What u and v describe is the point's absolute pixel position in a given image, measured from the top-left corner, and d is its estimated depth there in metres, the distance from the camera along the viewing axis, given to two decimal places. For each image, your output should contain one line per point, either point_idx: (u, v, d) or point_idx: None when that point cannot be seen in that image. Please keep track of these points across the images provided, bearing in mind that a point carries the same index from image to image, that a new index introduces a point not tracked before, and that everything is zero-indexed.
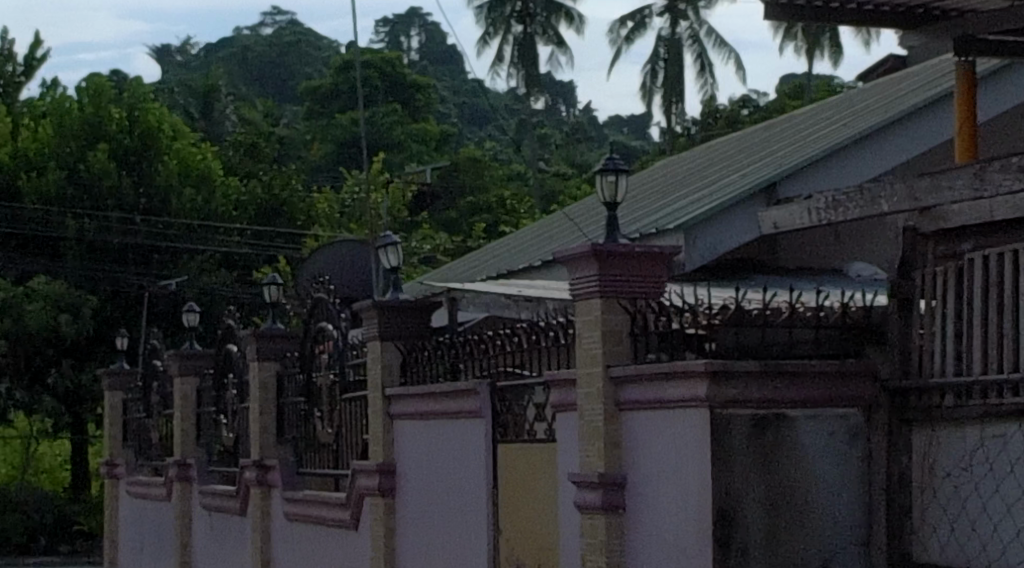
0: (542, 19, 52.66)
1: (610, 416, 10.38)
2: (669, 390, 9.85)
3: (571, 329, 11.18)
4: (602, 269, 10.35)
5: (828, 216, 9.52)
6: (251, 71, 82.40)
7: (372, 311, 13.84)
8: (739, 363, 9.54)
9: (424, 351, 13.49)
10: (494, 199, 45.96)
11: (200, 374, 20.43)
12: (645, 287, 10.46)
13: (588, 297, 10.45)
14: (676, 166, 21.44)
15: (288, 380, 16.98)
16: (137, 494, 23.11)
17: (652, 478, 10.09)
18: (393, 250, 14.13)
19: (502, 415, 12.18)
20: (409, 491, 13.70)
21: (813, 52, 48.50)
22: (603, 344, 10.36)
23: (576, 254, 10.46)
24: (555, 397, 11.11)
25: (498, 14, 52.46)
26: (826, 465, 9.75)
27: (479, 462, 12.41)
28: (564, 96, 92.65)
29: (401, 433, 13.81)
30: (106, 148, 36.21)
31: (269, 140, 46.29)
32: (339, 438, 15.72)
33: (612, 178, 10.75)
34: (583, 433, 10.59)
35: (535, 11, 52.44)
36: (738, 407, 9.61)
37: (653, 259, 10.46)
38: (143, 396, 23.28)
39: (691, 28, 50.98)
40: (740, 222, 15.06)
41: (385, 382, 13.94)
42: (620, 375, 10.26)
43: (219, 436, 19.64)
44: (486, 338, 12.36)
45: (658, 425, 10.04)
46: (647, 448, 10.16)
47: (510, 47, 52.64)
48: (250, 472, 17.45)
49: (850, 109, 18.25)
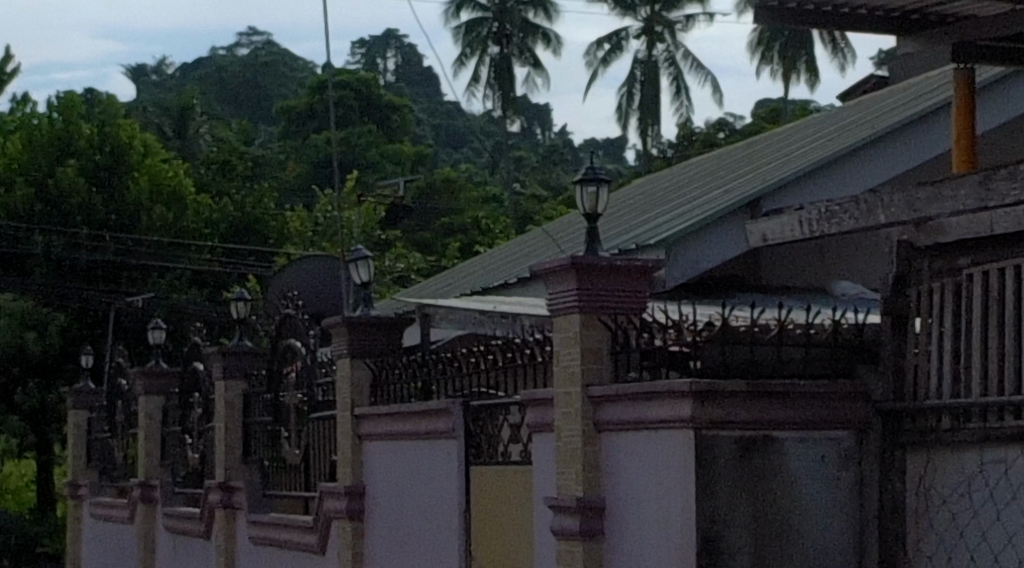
0: (518, 40, 52.33)
1: (589, 438, 9.90)
2: (651, 411, 9.37)
3: (548, 347, 10.70)
4: (581, 283, 9.89)
5: (820, 228, 8.94)
6: (225, 91, 82.04)
7: (341, 328, 13.35)
8: (725, 383, 9.06)
9: (395, 370, 12.99)
10: (469, 221, 45.62)
11: (165, 393, 19.88)
12: (626, 301, 9.99)
13: (566, 313, 9.99)
14: (654, 184, 21.00)
15: (256, 399, 16.46)
16: (99, 516, 22.54)
17: (634, 503, 9.60)
18: (363, 265, 13.63)
19: (475, 436, 11.67)
20: (378, 514, 13.18)
21: (792, 76, 48.12)
22: (581, 362, 9.88)
23: (554, 268, 10.00)
24: (531, 417, 10.62)
25: (475, 35, 52.04)
26: (814, 490, 9.27)
27: (450, 484, 11.91)
28: (540, 121, 92.51)
29: (370, 454, 13.30)
30: (76, 165, 35.88)
31: (243, 157, 45.83)
32: (307, 460, 15.19)
33: (592, 189, 10.26)
34: (560, 455, 10.10)
35: (512, 32, 52.12)
36: (724, 429, 9.13)
37: (635, 272, 9.99)
38: (108, 415, 22.73)
39: (668, 50, 50.57)
40: (725, 239, 14.61)
41: (355, 401, 13.43)
42: (600, 394, 9.78)
43: (184, 457, 19.10)
44: (459, 356, 11.86)
45: (640, 447, 9.55)
46: (627, 470, 9.68)
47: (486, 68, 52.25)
48: (215, 494, 16.91)
49: (836, 125, 17.81)
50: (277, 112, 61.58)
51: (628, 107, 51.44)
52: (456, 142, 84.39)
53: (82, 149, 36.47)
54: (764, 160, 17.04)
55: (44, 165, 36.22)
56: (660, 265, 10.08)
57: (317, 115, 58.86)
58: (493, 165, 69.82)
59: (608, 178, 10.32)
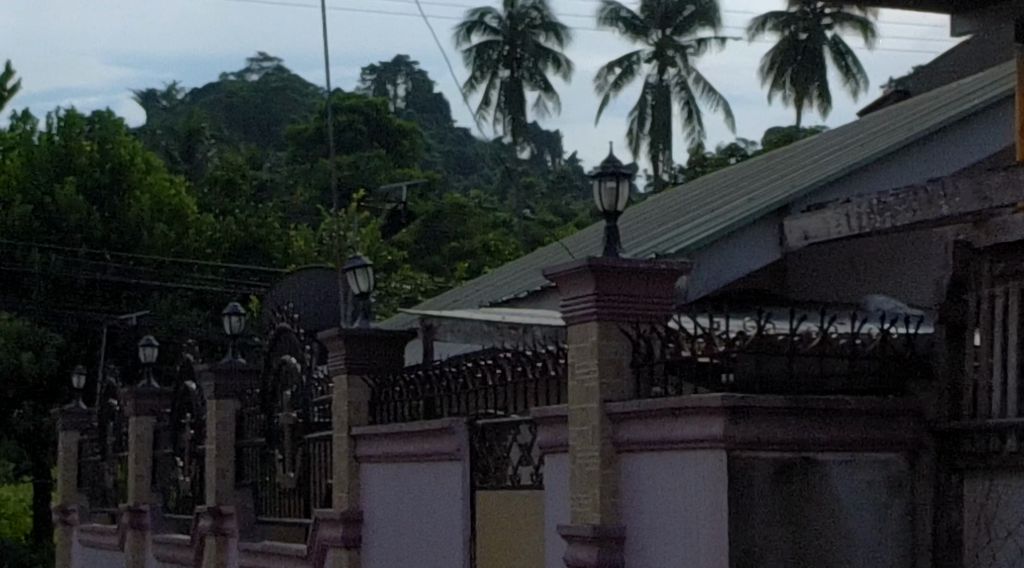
0: (529, 64, 51.22)
1: (608, 460, 8.92)
2: (679, 430, 8.37)
3: (561, 361, 9.74)
4: (598, 289, 8.94)
5: (868, 223, 7.87)
6: (235, 117, 81.21)
7: (338, 341, 12.39)
8: (759, 398, 8.05)
9: (396, 387, 12.02)
10: (479, 245, 44.67)
11: (156, 413, 18.88)
12: (651, 310, 9.05)
13: (583, 323, 9.04)
14: (671, 199, 20.06)
15: (249, 420, 15.48)
16: (90, 543, 21.54)
17: (657, 534, 8.60)
18: (362, 274, 12.67)
19: (481, 458, 10.68)
20: (376, 542, 12.18)
21: (804, 102, 46.92)
22: (599, 376, 8.92)
23: (569, 273, 9.06)
24: (543, 437, 9.63)
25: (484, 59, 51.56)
26: (860, 519, 8.26)
27: (453, 510, 10.92)
28: (551, 147, 91.73)
29: (368, 477, 12.32)
30: (74, 181, 35.07)
31: (247, 177, 44.87)
32: (302, 484, 14.17)
33: (612, 185, 9.26)
34: (574, 478, 9.12)
35: (523, 55, 51.15)
36: (760, 451, 8.11)
37: (662, 277, 9.05)
38: (99, 437, 21.73)
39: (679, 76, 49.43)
40: (753, 247, 13.62)
41: (352, 421, 12.44)
42: (619, 412, 8.80)
43: (175, 481, 18.10)
44: (465, 372, 10.88)
45: (666, 470, 8.54)
46: (650, 495, 8.68)
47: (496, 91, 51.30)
48: (205, 521, 15.89)
49: (864, 133, 16.85)
50: (285, 135, 60.70)
51: (640, 131, 50.24)
52: (465, 168, 83.38)
53: (81, 166, 35.71)
54: (789, 168, 16.07)
55: (42, 183, 35.35)
56: (688, 267, 9.12)
57: (325, 139, 58.02)
58: (503, 192, 68.84)
59: (629, 171, 9.33)
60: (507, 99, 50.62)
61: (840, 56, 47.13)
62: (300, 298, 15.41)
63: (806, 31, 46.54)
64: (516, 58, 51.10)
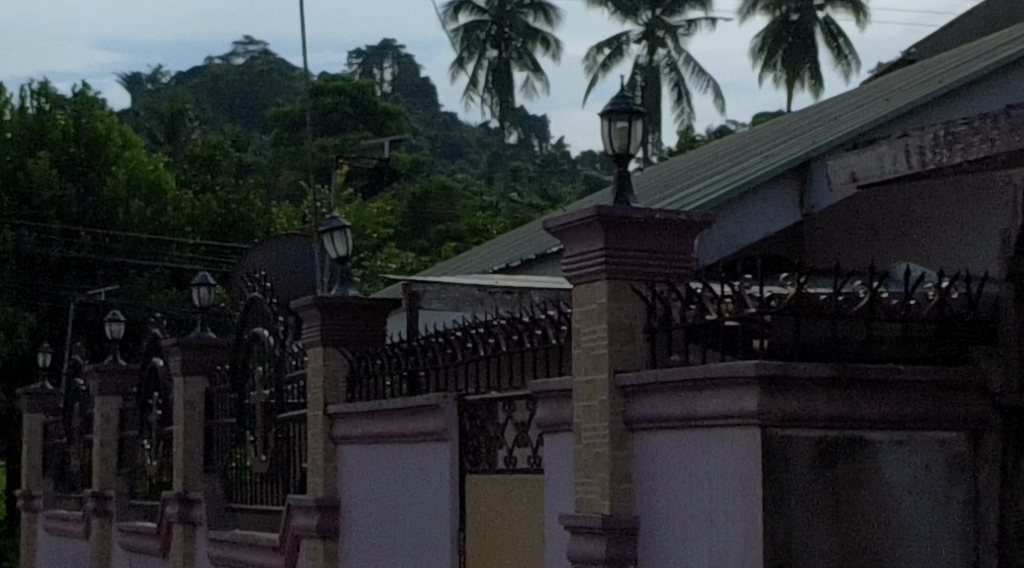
0: (518, 44, 49.68)
1: (618, 440, 7.74)
2: (703, 404, 7.17)
3: (563, 328, 8.55)
4: (609, 243, 7.77)
5: (936, 160, 6.73)
6: (220, 100, 79.71)
7: (313, 310, 11.20)
8: (800, 366, 6.86)
9: (377, 361, 10.84)
10: (465, 227, 43.42)
11: (122, 394, 17.58)
12: (671, 267, 7.90)
13: (591, 282, 7.87)
14: (681, 163, 18.81)
15: (220, 399, 14.26)
16: (55, 531, 20.27)
17: (677, 528, 7.41)
18: (341, 236, 11.47)
19: (473, 439, 9.51)
20: (355, 531, 10.99)
21: (795, 85, 44.70)
22: (609, 343, 7.75)
23: (575, 226, 7.89)
24: (542, 415, 8.46)
25: (473, 38, 49.64)
26: (915, 507, 7.07)
27: (441, 495, 9.72)
28: (537, 131, 90.52)
29: (347, 459, 11.12)
30: (48, 156, 33.60)
31: (230, 156, 43.50)
32: (276, 468, 12.93)
33: (623, 125, 8.02)
34: (579, 461, 7.93)
35: (511, 36, 49.48)
36: (800, 429, 6.91)
37: (681, 230, 7.91)
38: (65, 419, 20.44)
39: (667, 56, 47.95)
40: (771, 210, 12.32)
41: (329, 398, 11.23)
42: (632, 384, 7.63)
43: (142, 464, 16.85)
44: (454, 342, 9.70)
45: (687, 450, 7.35)
46: (667, 479, 7.48)
47: (484, 73, 49.57)
48: (171, 508, 14.66)
49: (891, 88, 15.57)
50: (270, 117, 59.34)
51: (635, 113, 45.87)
52: (452, 155, 82.05)
53: (56, 141, 34.44)
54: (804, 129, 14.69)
55: (17, 156, 33.85)
56: (711, 219, 7.93)
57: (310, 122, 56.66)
58: (491, 177, 67.53)
59: (642, 109, 8.09)
60: (495, 80, 49.29)
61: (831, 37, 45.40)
62: (274, 267, 14.14)
63: (797, 13, 44.97)
64: (503, 38, 49.37)
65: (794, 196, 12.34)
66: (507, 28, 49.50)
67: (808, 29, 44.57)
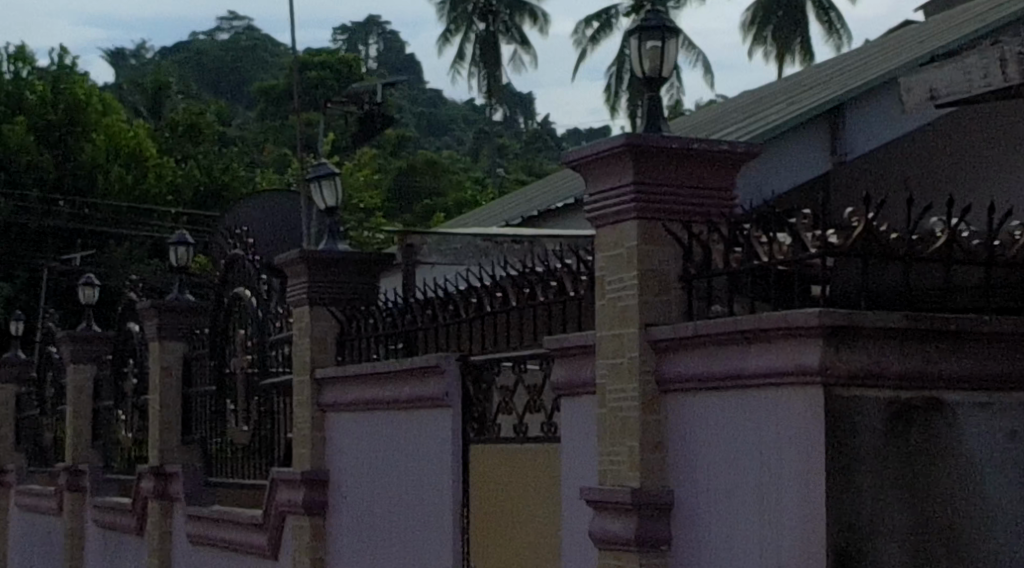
0: (506, 17, 44.26)
1: (649, 404, 6.76)
2: (752, 359, 6.20)
3: (583, 278, 7.56)
4: (640, 176, 6.79)
5: None
6: (204, 77, 78.37)
7: (300, 264, 10.19)
8: (868, 315, 5.89)
9: (369, 320, 9.85)
10: (452, 202, 42.24)
11: (98, 361, 16.53)
12: (710, 206, 6.92)
13: (618, 223, 6.89)
14: (699, 116, 17.82)
15: (199, 365, 13.22)
16: (27, 508, 19.18)
17: (720, 500, 6.43)
18: (329, 185, 10.46)
19: (477, 405, 8.54)
20: (345, 507, 9.98)
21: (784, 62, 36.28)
22: (639, 291, 6.76)
23: (600, 158, 6.92)
24: (558, 375, 7.47)
25: (460, 10, 44.19)
26: (998, 480, 6.10)
27: (442, 465, 8.72)
28: (524, 109, 89.10)
29: (336, 429, 10.13)
30: (25, 122, 32.55)
31: (212, 126, 42.26)
32: (256, 440, 11.93)
33: (655, 44, 7.00)
34: (603, 429, 6.95)
35: (499, 8, 44.08)
36: (867, 389, 5.94)
37: (721, 165, 6.92)
38: (38, 391, 19.31)
39: None
40: (799, 154, 11.92)
41: (316, 362, 10.22)
42: (667, 339, 6.65)
43: (117, 436, 15.79)
44: (457, 297, 8.71)
45: (731, 413, 6.37)
46: (708, 444, 6.50)
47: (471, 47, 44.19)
48: (147, 483, 13.61)
49: (925, 32, 14.65)
50: (255, 90, 58.01)
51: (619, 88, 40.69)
52: (438, 132, 80.72)
53: (33, 106, 33.36)
54: (820, 80, 13.78)
55: None
56: (756, 151, 6.94)
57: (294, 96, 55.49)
58: (476, 154, 66.18)
59: (677, 26, 7.10)
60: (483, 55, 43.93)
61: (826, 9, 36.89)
62: (258, 224, 13.10)
63: None
64: (491, 10, 44.00)
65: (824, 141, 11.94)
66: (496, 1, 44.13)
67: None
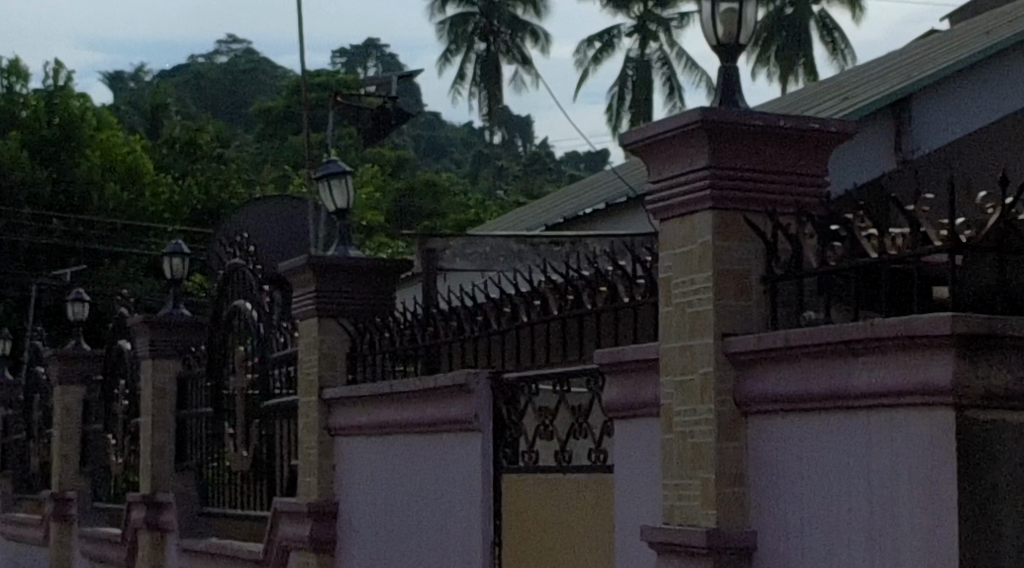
0: (507, 37, 42.82)
1: (727, 428, 5.69)
2: (862, 375, 5.14)
3: (641, 283, 6.51)
4: (716, 159, 5.73)
5: None
6: (202, 99, 77.46)
7: (307, 272, 9.14)
8: (1010, 320, 4.84)
9: (384, 334, 8.79)
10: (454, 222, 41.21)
11: (87, 382, 15.39)
12: (796, 193, 5.87)
13: (690, 215, 5.83)
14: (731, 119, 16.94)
15: (194, 385, 12.14)
16: (13, 537, 18.06)
17: (815, 542, 5.36)
18: (339, 185, 9.36)
19: (510, 428, 7.48)
20: (356, 540, 8.91)
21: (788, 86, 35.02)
22: (714, 295, 5.69)
23: (667, 137, 5.86)
24: (612, 395, 6.39)
25: (460, 31, 42.72)
26: None
27: (470, 496, 7.65)
28: (522, 131, 88.08)
29: (347, 456, 9.06)
30: (18, 138, 31.51)
31: (210, 142, 41.20)
32: (257, 468, 10.85)
33: (731, 8, 5.95)
34: (669, 455, 5.89)
35: (500, 28, 42.61)
36: (1009, 411, 4.88)
37: (811, 146, 5.86)
38: (25, 413, 18.18)
39: (661, 55, 38.96)
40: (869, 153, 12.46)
41: (324, 380, 9.16)
42: (748, 351, 5.59)
43: (107, 460, 14.70)
44: (488, 306, 7.66)
45: (832, 436, 5.30)
46: (802, 475, 5.43)
47: (472, 67, 42.76)
48: (137, 513, 12.53)
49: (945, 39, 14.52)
50: (254, 111, 56.96)
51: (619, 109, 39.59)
52: (436, 155, 79.69)
53: (26, 122, 32.30)
54: (861, 81, 13.48)
55: None
56: (853, 128, 5.89)
57: (294, 117, 54.37)
58: (475, 177, 65.19)
59: None
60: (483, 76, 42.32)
61: (827, 29, 35.72)
62: (257, 231, 12.03)
63: (792, 6, 35.40)
64: (492, 30, 42.54)
65: (885, 141, 12.53)
66: (497, 19, 42.67)
67: (804, 23, 35.03)
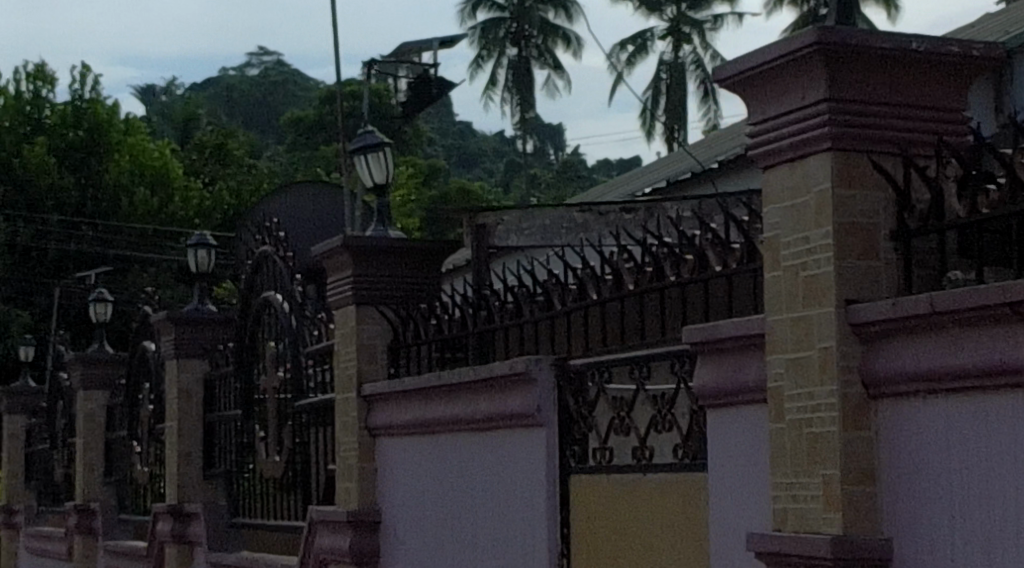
0: (539, 41, 41.71)
1: (854, 415, 4.72)
2: None
3: (736, 249, 5.57)
4: (836, 90, 4.76)
5: None
6: (233, 110, 76.45)
7: (345, 253, 8.17)
8: None
9: (431, 322, 7.84)
10: None
11: (111, 388, 14.45)
12: (930, 131, 4.90)
13: (804, 158, 4.86)
14: None
15: (222, 386, 11.18)
16: (38, 552, 17.07)
17: (972, 550, 4.39)
18: (376, 159, 8.38)
19: (580, 423, 6.51)
20: (401, 552, 7.95)
21: None
22: (837, 253, 4.72)
23: (774, 68, 4.89)
24: (705, 380, 5.43)
25: (491, 36, 41.67)
26: None
27: (534, 499, 6.69)
28: (554, 140, 86.96)
29: (388, 460, 8.10)
30: (44, 143, 30.52)
31: (241, 146, 40.16)
32: (290, 473, 9.89)
33: None
34: (780, 448, 4.92)
35: (533, 31, 41.55)
36: None
37: (948, 76, 4.89)
38: (49, 422, 17.18)
39: (694, 57, 37.93)
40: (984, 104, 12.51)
41: (364, 375, 8.20)
42: (880, 320, 4.62)
43: (133, 468, 13.73)
44: (549, 283, 6.71)
45: (992, 420, 4.34)
46: (953, 466, 4.46)
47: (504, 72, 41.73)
48: (163, 524, 11.56)
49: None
50: (284, 120, 55.93)
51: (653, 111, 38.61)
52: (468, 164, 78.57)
53: (53, 127, 31.30)
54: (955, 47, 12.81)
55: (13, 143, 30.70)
56: (998, 54, 4.90)
57: (327, 125, 53.36)
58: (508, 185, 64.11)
59: None
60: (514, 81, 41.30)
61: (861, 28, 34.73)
62: (287, 219, 11.07)
63: None
64: (524, 35, 41.41)
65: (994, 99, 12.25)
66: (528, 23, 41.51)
67: None
